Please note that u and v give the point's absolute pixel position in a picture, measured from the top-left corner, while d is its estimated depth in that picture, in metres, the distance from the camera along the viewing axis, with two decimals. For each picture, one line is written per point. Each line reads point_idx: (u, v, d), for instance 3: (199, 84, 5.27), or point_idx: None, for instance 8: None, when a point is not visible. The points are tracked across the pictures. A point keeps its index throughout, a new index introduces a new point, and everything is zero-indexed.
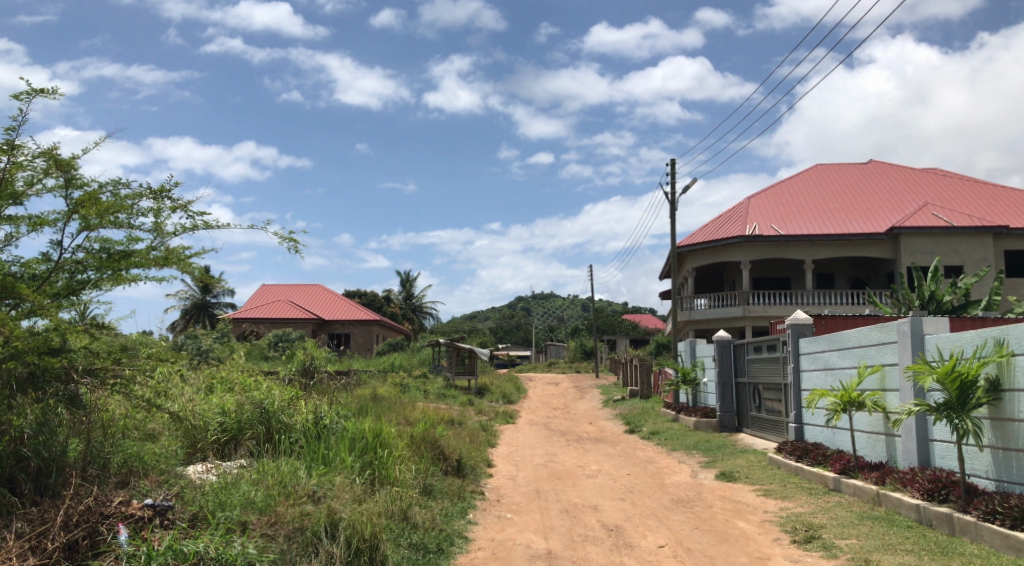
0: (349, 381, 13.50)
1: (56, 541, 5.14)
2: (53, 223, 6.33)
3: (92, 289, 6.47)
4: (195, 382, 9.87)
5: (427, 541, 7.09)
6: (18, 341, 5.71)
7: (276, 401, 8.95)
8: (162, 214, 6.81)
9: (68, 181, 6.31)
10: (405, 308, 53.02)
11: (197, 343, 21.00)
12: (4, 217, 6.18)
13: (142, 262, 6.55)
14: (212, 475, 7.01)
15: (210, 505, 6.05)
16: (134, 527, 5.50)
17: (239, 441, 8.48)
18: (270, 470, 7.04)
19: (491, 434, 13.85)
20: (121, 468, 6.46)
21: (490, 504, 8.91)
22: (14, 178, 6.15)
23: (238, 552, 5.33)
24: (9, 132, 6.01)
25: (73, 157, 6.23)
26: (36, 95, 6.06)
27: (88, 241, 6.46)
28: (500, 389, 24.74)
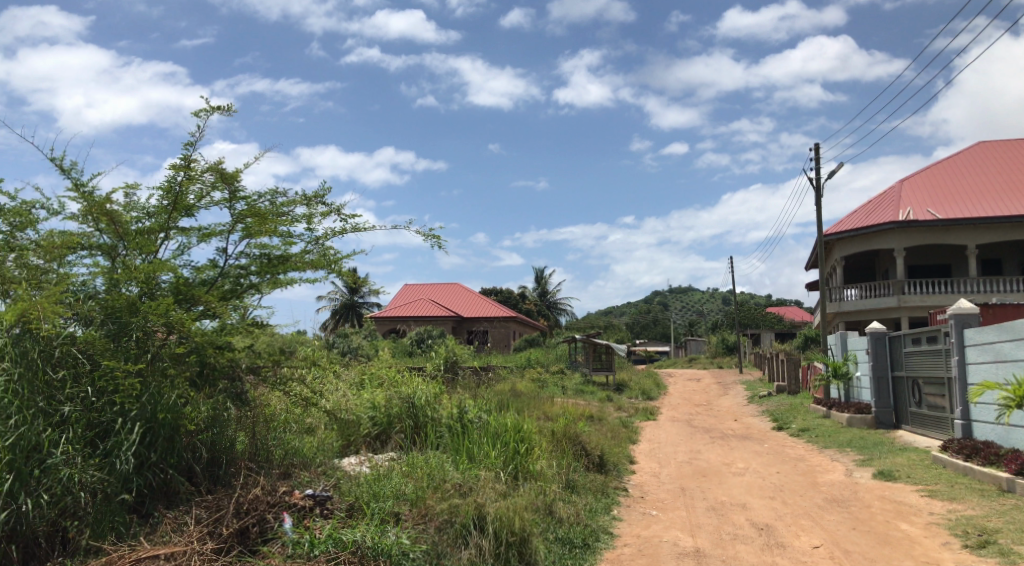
0: (490, 377, 13.79)
1: (230, 527, 5.48)
2: (220, 233, 6.80)
3: (254, 293, 6.91)
4: (348, 378, 10.37)
5: (573, 535, 7.12)
6: (199, 339, 6.17)
7: (423, 396, 9.26)
8: (315, 219, 7.17)
9: (233, 192, 6.76)
10: (541, 305, 53.61)
11: (348, 342, 22.07)
12: (178, 228, 6.70)
13: (299, 266, 6.94)
14: (365, 467, 7.33)
15: (366, 496, 6.32)
16: (297, 516, 5.84)
17: (389, 434, 8.85)
18: (419, 463, 7.28)
19: (632, 431, 13.73)
20: (283, 460, 6.87)
21: (634, 500, 8.83)
22: (188, 192, 6.65)
23: (392, 542, 5.53)
24: (187, 147, 6.47)
25: (237, 171, 6.68)
26: (213, 111, 6.52)
27: (250, 249, 6.90)
28: (640, 384, 24.50)
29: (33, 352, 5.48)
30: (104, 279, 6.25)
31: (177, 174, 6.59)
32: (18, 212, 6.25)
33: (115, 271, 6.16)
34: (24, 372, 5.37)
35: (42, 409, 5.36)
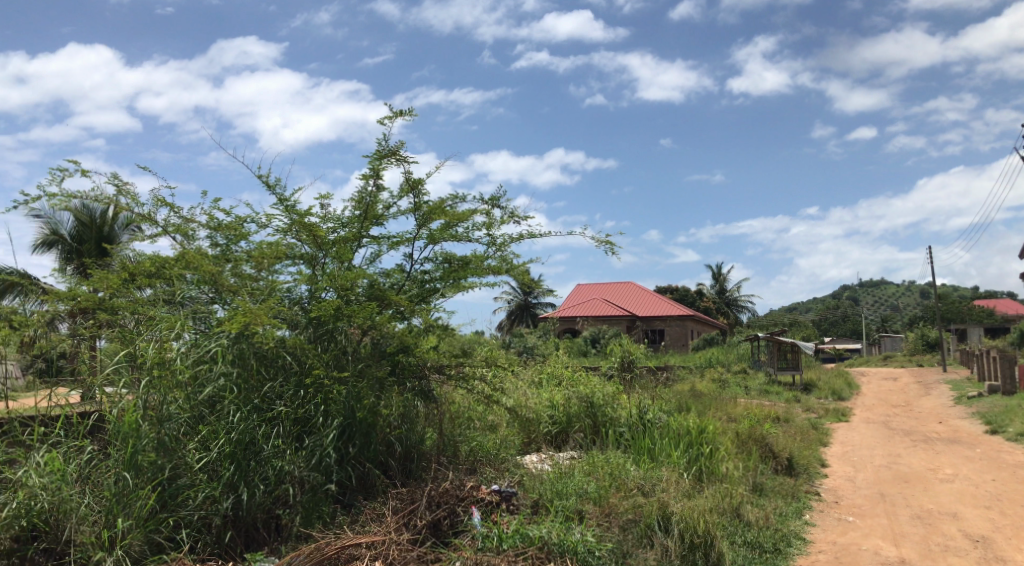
0: (668, 376, 13.57)
1: (423, 519, 5.74)
2: (407, 241, 7.15)
3: (439, 296, 7.21)
4: (527, 377, 10.56)
5: (762, 539, 6.85)
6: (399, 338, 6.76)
7: (601, 395, 9.27)
8: (493, 224, 7.36)
9: (418, 201, 7.08)
10: (719, 302, 52.10)
11: (524, 341, 22.51)
12: (369, 237, 7.11)
13: (480, 270, 7.16)
14: (547, 464, 7.44)
15: (549, 494, 6.41)
16: (485, 511, 6.05)
17: (569, 433, 8.93)
18: (600, 463, 7.29)
19: (823, 433, 13.02)
20: (469, 456, 7.12)
21: (828, 505, 8.37)
22: (377, 202, 7.06)
23: (578, 539, 5.58)
24: (375, 158, 6.83)
25: (422, 180, 6.98)
26: (397, 119, 6.87)
27: (434, 254, 7.20)
28: (829, 384, 23.19)
29: (248, 353, 6.01)
30: (306, 286, 6.75)
31: (367, 185, 7.01)
32: (232, 227, 6.87)
33: (316, 277, 6.64)
34: (242, 373, 5.90)
35: (257, 405, 5.84)
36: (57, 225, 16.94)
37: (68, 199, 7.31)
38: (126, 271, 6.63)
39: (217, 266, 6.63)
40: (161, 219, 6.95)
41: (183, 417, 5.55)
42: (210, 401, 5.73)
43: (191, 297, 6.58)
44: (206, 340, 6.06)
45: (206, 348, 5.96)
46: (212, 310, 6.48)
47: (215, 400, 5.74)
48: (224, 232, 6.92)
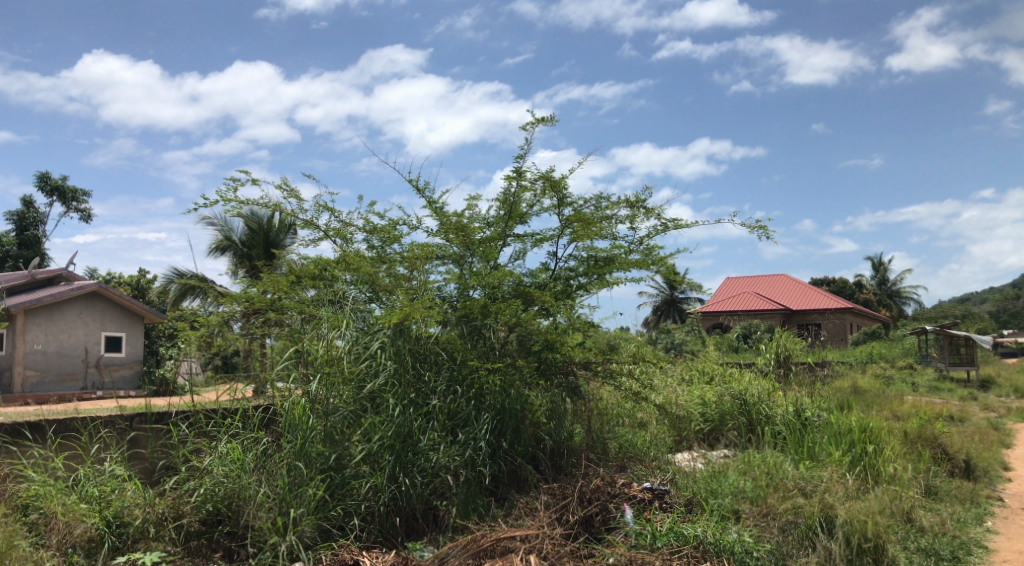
0: (827, 373, 12.92)
1: (576, 514, 5.75)
2: (551, 238, 7.19)
3: (583, 293, 7.22)
4: (677, 373, 10.36)
5: (938, 546, 6.39)
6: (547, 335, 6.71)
7: (756, 392, 8.95)
8: (637, 220, 7.29)
9: (561, 199, 7.11)
10: (881, 294, 49.10)
11: (672, 337, 22.14)
12: (513, 235, 7.21)
13: (625, 266, 7.09)
14: (700, 463, 7.27)
15: (704, 492, 6.27)
16: (637, 508, 6.00)
17: (722, 431, 8.70)
18: (756, 461, 7.05)
19: (1005, 433, 11.98)
20: (619, 453, 7.08)
21: (1013, 512, 7.70)
22: (521, 201, 7.15)
23: (735, 539, 5.43)
24: (518, 160, 6.93)
25: (565, 179, 7.00)
26: (538, 124, 6.93)
27: (578, 251, 7.20)
28: (1010, 381, 21.31)
29: (403, 350, 6.26)
30: (455, 284, 6.95)
31: (511, 186, 7.11)
32: (386, 229, 7.16)
33: (465, 276, 6.82)
34: (398, 370, 6.15)
35: (413, 399, 6.05)
36: (229, 231, 18.28)
37: (241, 206, 7.87)
38: (292, 274, 7.05)
39: (373, 266, 6.94)
40: (323, 224, 7.35)
41: (346, 410, 5.82)
42: (372, 396, 5.99)
43: (350, 296, 6.93)
44: (365, 338, 6.38)
45: (367, 344, 6.28)
46: (369, 309, 6.77)
47: (376, 394, 5.99)
48: (378, 235, 7.23)
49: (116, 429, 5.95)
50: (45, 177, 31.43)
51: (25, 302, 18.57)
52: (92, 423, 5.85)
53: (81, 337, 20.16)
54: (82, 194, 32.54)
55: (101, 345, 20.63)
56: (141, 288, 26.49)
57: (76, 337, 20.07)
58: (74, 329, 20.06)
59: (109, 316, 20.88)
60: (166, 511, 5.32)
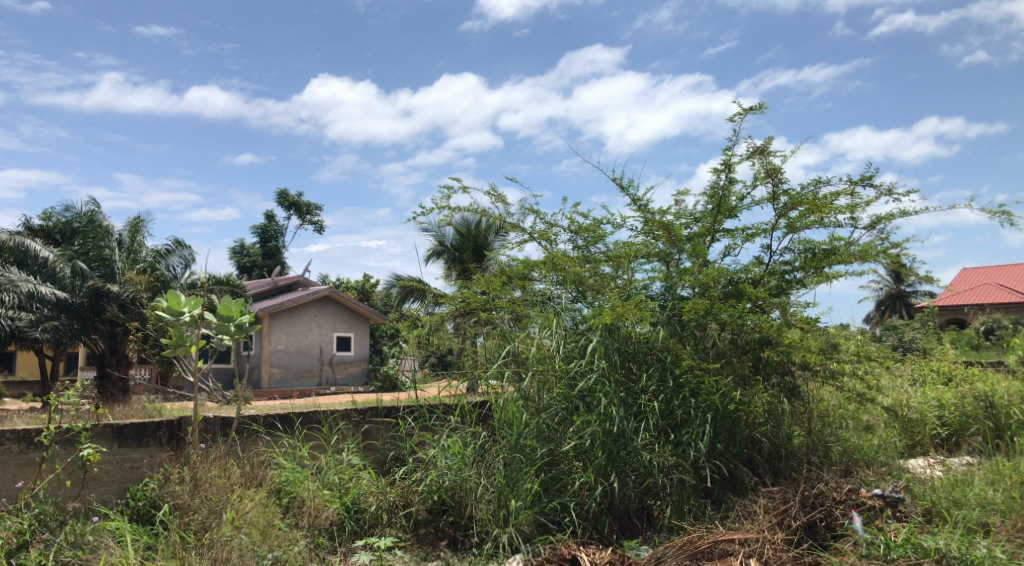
0: None
1: (798, 520, 5.46)
2: (764, 232, 6.92)
3: (799, 288, 6.88)
4: (908, 373, 9.56)
5: None
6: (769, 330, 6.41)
7: (1005, 394, 8.08)
8: (860, 207, 6.82)
9: (775, 189, 6.80)
10: None
11: (901, 334, 20.46)
12: (723, 230, 7.01)
13: (846, 258, 6.66)
14: (938, 470, 6.66)
15: (945, 502, 5.75)
16: (867, 516, 5.61)
17: (964, 437, 7.94)
18: (1007, 470, 6.34)
19: None
20: (844, 457, 6.68)
21: None
22: (730, 194, 6.94)
23: (983, 554, 4.91)
24: (727, 150, 6.73)
25: (779, 166, 6.69)
26: (745, 114, 6.70)
27: (794, 244, 6.87)
28: None
29: (612, 349, 6.31)
30: (662, 283, 6.88)
31: (719, 179, 6.92)
32: (591, 229, 7.23)
33: (672, 275, 6.74)
34: (608, 369, 6.19)
35: (624, 399, 6.06)
36: (442, 237, 19.25)
37: (453, 212, 8.29)
38: (503, 275, 7.33)
39: (580, 266, 7.01)
40: (528, 226, 7.56)
41: (558, 408, 5.95)
42: (582, 395, 6.06)
43: (557, 297, 7.06)
44: (575, 338, 6.50)
45: (576, 344, 6.39)
46: (577, 309, 6.87)
47: (586, 393, 6.07)
48: (583, 235, 7.31)
49: (352, 421, 6.52)
50: (285, 193, 34.89)
51: (269, 306, 20.71)
52: (332, 417, 6.45)
53: (316, 337, 22.11)
54: (316, 208, 35.73)
55: (333, 344, 22.49)
56: (366, 291, 28.64)
57: (312, 338, 22.05)
58: (310, 330, 22.05)
59: (340, 318, 22.71)
60: (396, 499, 5.71)
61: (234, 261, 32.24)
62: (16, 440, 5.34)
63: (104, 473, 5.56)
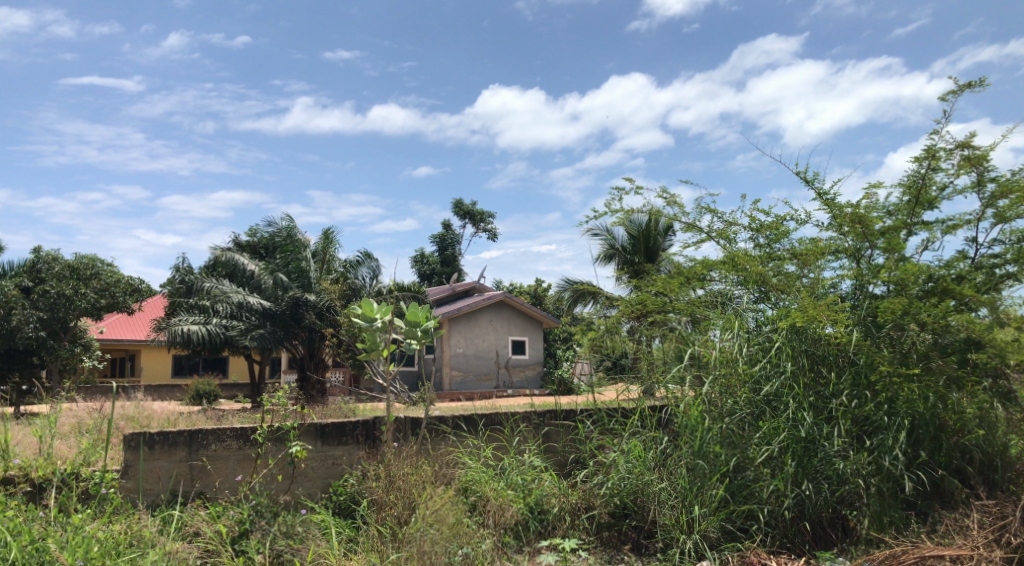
0: None
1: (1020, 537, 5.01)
2: (968, 223, 6.36)
3: (1013, 283, 6.24)
4: None
5: None
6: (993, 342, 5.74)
7: None
8: None
9: (980, 177, 6.24)
10: None
11: None
12: (920, 223, 6.51)
13: None
14: None
15: None
16: None
17: None
18: None
19: None
20: None
21: None
22: (931, 184, 6.44)
23: None
24: (930, 135, 6.26)
25: (987, 151, 6.14)
26: (964, 91, 6.20)
27: (1005, 235, 6.28)
28: None
29: (800, 351, 6.00)
30: (853, 281, 6.49)
31: (920, 167, 6.45)
32: (772, 226, 6.96)
33: (863, 272, 6.34)
34: (796, 372, 5.89)
35: (814, 404, 5.76)
36: (613, 239, 19.24)
37: (625, 215, 8.27)
38: (680, 274, 7.21)
39: (762, 264, 6.74)
40: (705, 225, 7.39)
41: (743, 412, 5.76)
42: (768, 400, 5.83)
43: (736, 297, 6.80)
44: (759, 340, 6.25)
45: (760, 346, 6.17)
46: (760, 309, 6.62)
47: (772, 398, 5.83)
48: (765, 232, 7.04)
49: (532, 424, 6.63)
50: (460, 203, 36.18)
51: (448, 311, 21.53)
52: (513, 418, 6.59)
53: (492, 341, 22.74)
54: (489, 216, 36.75)
55: (509, 348, 23.00)
56: (538, 296, 29.10)
57: (489, 342, 22.68)
58: (486, 334, 22.69)
59: (514, 322, 23.25)
60: (579, 502, 5.78)
61: (415, 269, 33.78)
62: (235, 438, 5.87)
63: (309, 469, 6.02)
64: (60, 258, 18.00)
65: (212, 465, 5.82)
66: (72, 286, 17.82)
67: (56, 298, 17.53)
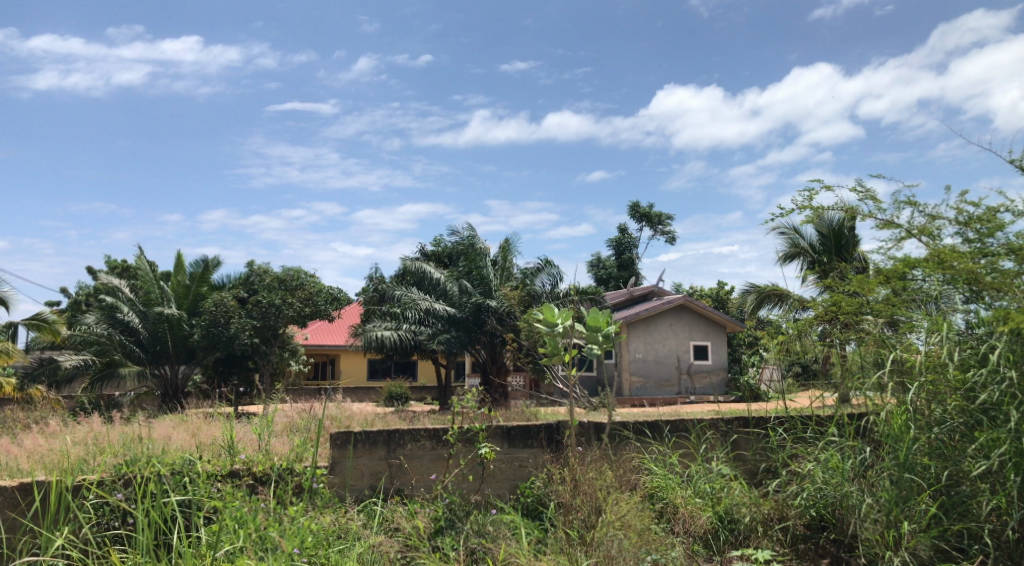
0: None
1: None
2: None
3: None
4: None
5: None
6: None
7: None
8: None
9: None
10: None
11: None
12: None
13: None
14: None
15: None
16: None
17: None
18: None
19: None
20: None
21: None
22: None
23: None
24: None
25: None
26: None
27: None
28: None
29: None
30: None
31: None
32: (983, 218, 6.38)
33: None
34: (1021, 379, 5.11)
35: None
36: (801, 238, 18.43)
37: (818, 211, 7.93)
38: (879, 273, 6.83)
39: (973, 258, 6.16)
40: (905, 221, 6.88)
41: (955, 421, 5.24)
42: (985, 408, 5.16)
43: (947, 300, 6.17)
44: (972, 344, 5.65)
45: (974, 352, 5.56)
46: (971, 311, 5.97)
47: (989, 407, 5.14)
48: (975, 225, 6.46)
49: (719, 431, 6.46)
50: (637, 206, 35.88)
51: (627, 315, 21.41)
52: (699, 425, 6.46)
53: (673, 346, 22.34)
54: (667, 218, 36.17)
55: (691, 353, 22.53)
56: (721, 299, 28.22)
57: (670, 346, 22.30)
58: (667, 339, 22.32)
59: (695, 326, 22.72)
60: (771, 512, 5.57)
61: (593, 274, 33.91)
62: (428, 438, 6.18)
63: (498, 470, 6.21)
64: (270, 270, 19.71)
65: (409, 464, 6.15)
66: (281, 296, 19.43)
67: (267, 307, 19.26)
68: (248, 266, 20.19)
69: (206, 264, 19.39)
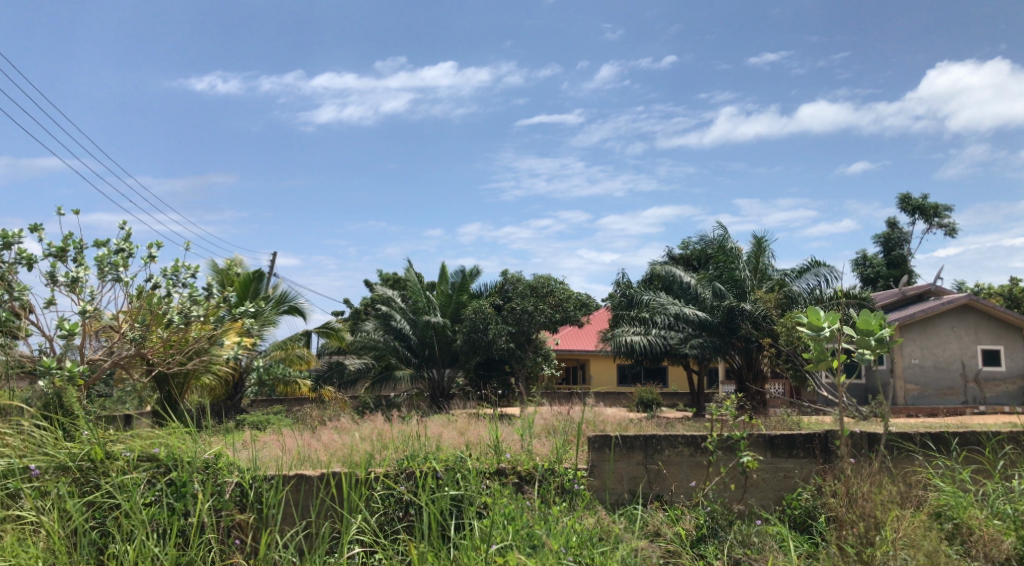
0: None
1: None
2: None
3: None
4: None
5: None
6: None
7: None
8: None
9: None
10: None
11: None
12: None
13: None
14: None
15: None
16: None
17: None
18: None
19: None
20: None
21: None
22: None
23: None
24: None
25: None
26: None
27: None
28: None
29: None
30: None
31: None
32: None
33: None
34: None
35: None
36: None
37: None
38: None
39: None
40: None
41: None
42: None
43: None
44: None
45: None
46: None
47: None
48: None
49: (1022, 446, 5.74)
50: (908, 198, 32.85)
51: (899, 317, 19.64)
52: (995, 439, 5.77)
53: (957, 350, 20.09)
54: (945, 210, 32.67)
55: (979, 358, 20.13)
56: (1014, 298, 24.93)
57: (952, 351, 20.08)
58: (949, 343, 20.12)
59: (983, 329, 20.26)
60: None
61: (857, 273, 31.54)
62: (687, 444, 6.10)
63: (762, 480, 5.97)
64: (522, 279, 20.60)
65: (668, 469, 6.11)
66: (533, 303, 20.13)
67: (521, 313, 20.08)
68: (503, 275, 21.22)
69: (464, 274, 20.62)
